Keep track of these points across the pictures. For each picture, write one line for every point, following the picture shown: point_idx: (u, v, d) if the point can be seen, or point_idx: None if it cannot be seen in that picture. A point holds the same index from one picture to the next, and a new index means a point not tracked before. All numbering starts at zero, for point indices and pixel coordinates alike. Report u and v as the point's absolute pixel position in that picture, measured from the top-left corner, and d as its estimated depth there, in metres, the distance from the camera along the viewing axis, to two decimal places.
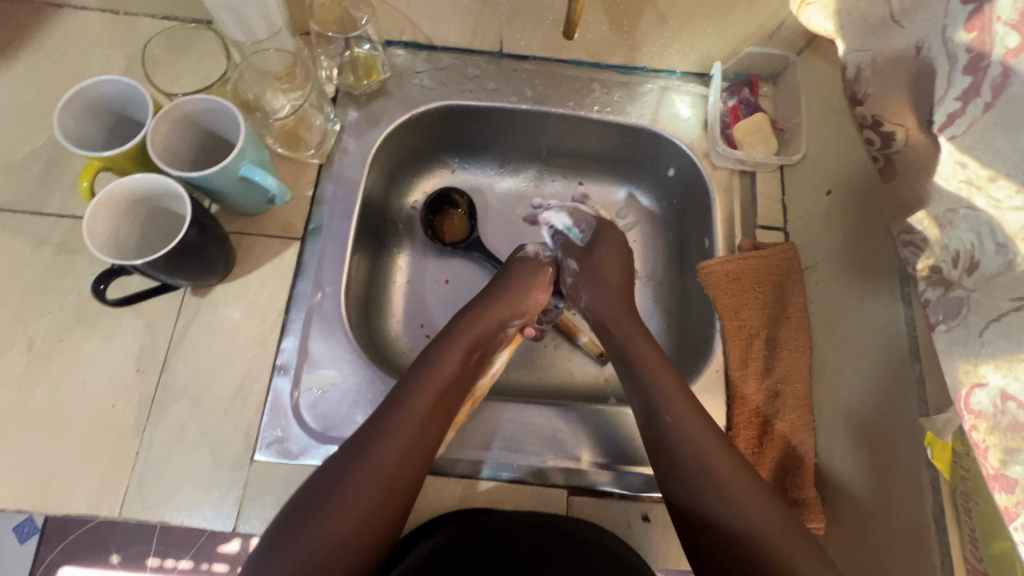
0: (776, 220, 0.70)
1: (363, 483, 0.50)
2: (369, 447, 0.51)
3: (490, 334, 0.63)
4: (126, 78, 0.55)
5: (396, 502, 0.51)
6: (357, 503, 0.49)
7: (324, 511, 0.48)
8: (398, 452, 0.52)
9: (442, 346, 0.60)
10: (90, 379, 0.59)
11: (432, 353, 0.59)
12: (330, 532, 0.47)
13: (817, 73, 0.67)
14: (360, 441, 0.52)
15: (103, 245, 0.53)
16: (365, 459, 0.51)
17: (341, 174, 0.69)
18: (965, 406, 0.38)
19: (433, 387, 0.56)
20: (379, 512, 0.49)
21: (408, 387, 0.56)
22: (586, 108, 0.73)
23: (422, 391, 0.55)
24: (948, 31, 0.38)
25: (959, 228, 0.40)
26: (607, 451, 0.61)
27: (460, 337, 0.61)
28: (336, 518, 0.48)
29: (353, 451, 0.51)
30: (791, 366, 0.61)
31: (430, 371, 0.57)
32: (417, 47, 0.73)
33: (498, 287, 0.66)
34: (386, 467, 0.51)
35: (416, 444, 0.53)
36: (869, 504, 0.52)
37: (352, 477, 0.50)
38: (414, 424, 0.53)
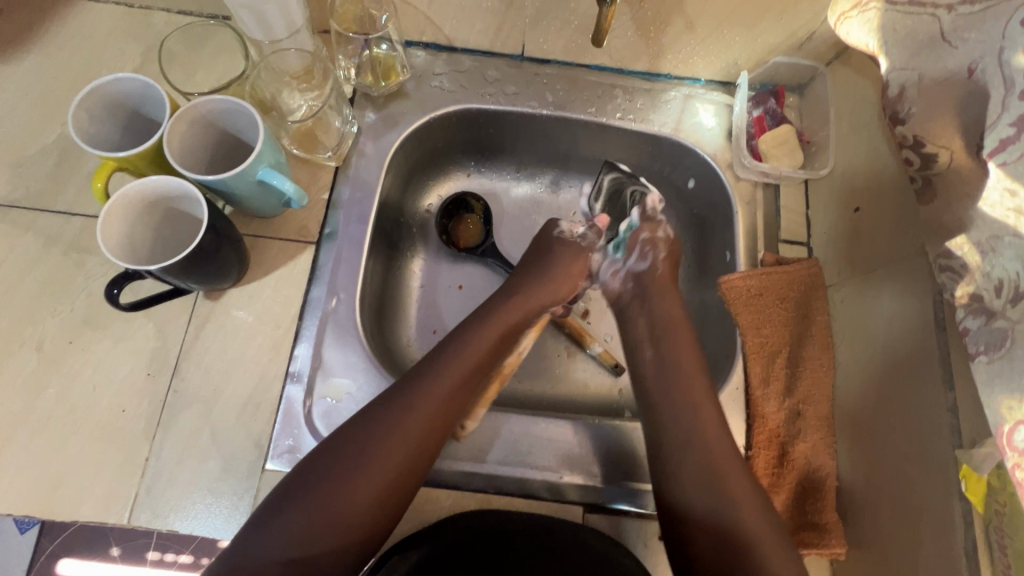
0: (800, 234, 0.69)
1: (392, 448, 0.51)
2: (401, 411, 0.53)
3: (526, 318, 0.64)
4: (144, 77, 0.53)
5: (421, 469, 0.52)
6: (376, 475, 0.50)
7: (347, 472, 0.50)
8: (428, 423, 0.53)
9: (476, 327, 0.60)
10: (100, 382, 0.58)
11: (469, 331, 0.60)
12: (348, 495, 0.49)
13: (848, 86, 0.66)
14: (391, 404, 0.53)
15: (116, 249, 0.52)
16: (396, 425, 0.52)
17: (358, 178, 0.67)
18: (1007, 442, 0.37)
19: (468, 364, 0.57)
20: (402, 476, 0.51)
21: (444, 359, 0.57)
22: (608, 115, 0.72)
23: (452, 370, 0.56)
24: (1005, 53, 0.37)
25: (1004, 256, 0.39)
26: (623, 468, 0.60)
27: (495, 320, 0.62)
28: (359, 478, 0.50)
29: (382, 413, 0.53)
30: (814, 386, 0.60)
31: (465, 349, 0.58)
32: (437, 48, 0.72)
33: (537, 269, 0.67)
34: (416, 435, 0.52)
35: (442, 416, 0.54)
36: (894, 532, 0.50)
37: (373, 450, 0.51)
38: (447, 397, 0.55)
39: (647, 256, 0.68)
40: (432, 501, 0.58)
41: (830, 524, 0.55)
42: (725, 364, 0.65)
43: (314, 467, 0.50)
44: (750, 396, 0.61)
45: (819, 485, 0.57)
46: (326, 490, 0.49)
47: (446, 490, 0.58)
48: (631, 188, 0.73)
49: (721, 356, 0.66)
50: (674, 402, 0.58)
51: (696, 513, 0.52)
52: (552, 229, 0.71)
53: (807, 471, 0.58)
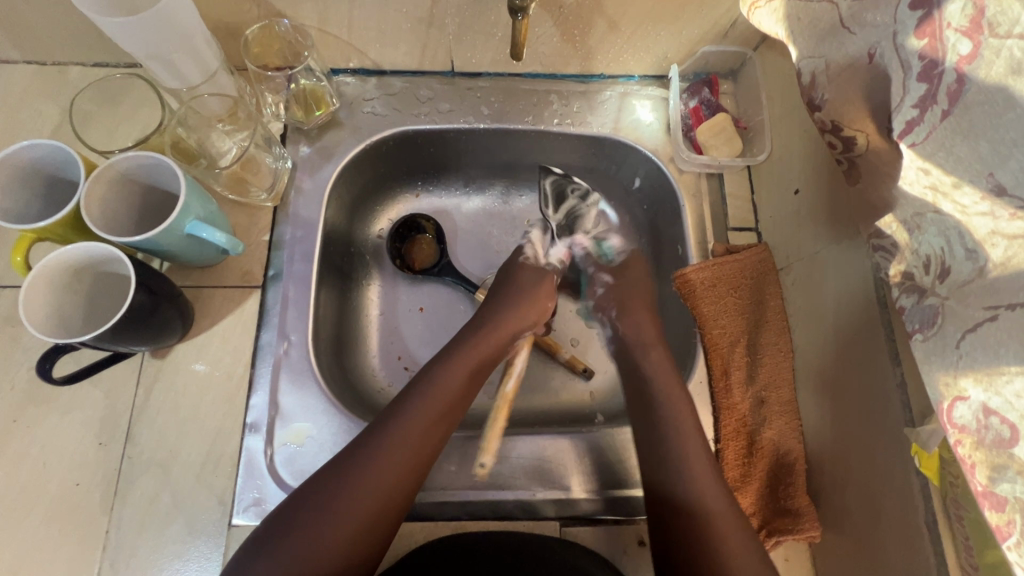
0: (748, 220, 0.69)
1: (363, 495, 0.49)
2: (372, 456, 0.51)
3: (500, 346, 0.63)
4: (56, 141, 0.51)
5: (399, 508, 0.51)
6: (349, 519, 0.48)
7: (321, 518, 0.47)
8: (402, 465, 0.51)
9: (448, 362, 0.59)
10: (50, 458, 0.56)
11: (441, 366, 0.58)
12: (320, 540, 0.46)
13: (775, 68, 0.66)
14: (367, 445, 0.51)
15: (43, 324, 0.50)
16: (368, 467, 0.50)
17: (298, 215, 0.66)
18: (948, 419, 0.37)
19: (444, 397, 0.56)
20: (381, 518, 0.49)
21: (417, 394, 0.55)
22: (545, 122, 0.72)
23: (426, 406, 0.54)
24: (899, 37, 0.38)
25: (928, 233, 0.39)
26: (610, 474, 0.60)
27: (469, 352, 0.60)
28: (333, 524, 0.47)
29: (356, 456, 0.51)
30: (775, 371, 0.60)
31: (439, 383, 0.57)
32: (366, 73, 0.71)
33: (508, 292, 0.67)
34: (390, 476, 0.50)
35: (418, 455, 0.52)
36: (861, 510, 0.51)
37: (345, 493, 0.49)
38: (424, 431, 0.53)
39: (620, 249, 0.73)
40: (408, 533, 0.57)
41: (802, 509, 0.55)
42: (687, 360, 0.65)
43: (283, 521, 0.48)
44: (713, 389, 0.61)
45: (789, 471, 0.57)
46: (296, 544, 0.46)
47: (420, 523, 0.57)
48: (574, 188, 0.73)
49: (682, 350, 0.67)
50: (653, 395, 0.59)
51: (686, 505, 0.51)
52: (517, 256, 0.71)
53: (775, 458, 0.58)
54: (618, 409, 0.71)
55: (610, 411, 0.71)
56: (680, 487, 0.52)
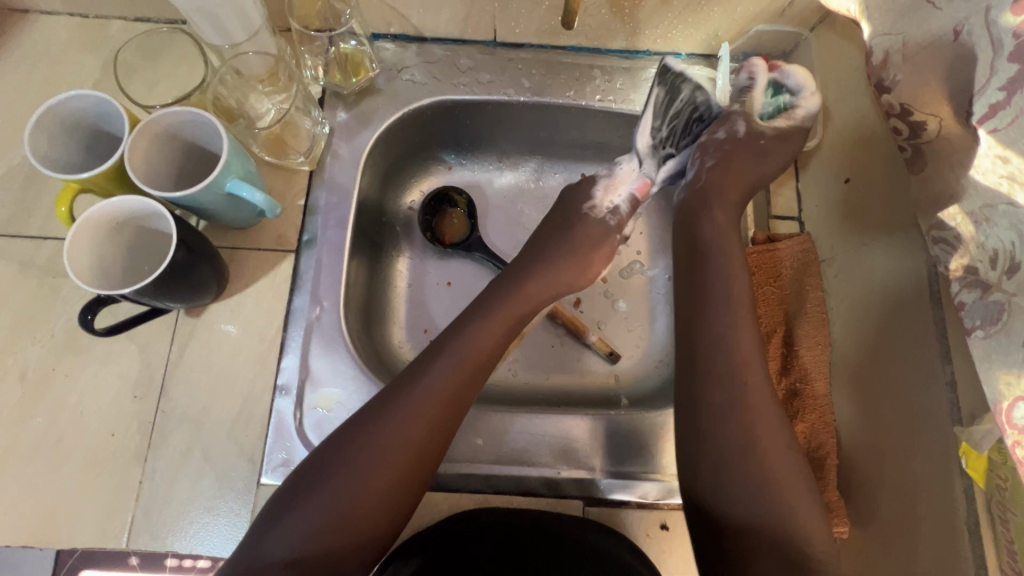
0: (791, 208, 0.67)
1: (396, 448, 0.49)
2: (407, 407, 0.51)
3: (538, 304, 0.61)
4: (99, 92, 0.51)
5: (430, 467, 0.51)
6: (385, 470, 0.49)
7: (356, 471, 0.48)
8: (434, 419, 0.51)
9: (481, 317, 0.58)
10: (87, 407, 0.57)
11: (473, 321, 0.57)
12: (358, 491, 0.47)
13: (833, 50, 0.63)
14: (403, 398, 0.51)
15: (85, 275, 0.50)
16: (399, 421, 0.50)
17: (333, 181, 0.66)
18: (1006, 419, 0.36)
19: (477, 352, 0.55)
20: (414, 470, 0.50)
21: (448, 352, 0.55)
22: (587, 97, 0.70)
23: (459, 362, 0.54)
24: (992, 13, 0.35)
25: (998, 226, 0.37)
26: (616, 456, 0.60)
27: (503, 308, 0.59)
28: (370, 479, 0.48)
29: (387, 410, 0.51)
30: (811, 365, 0.59)
31: (470, 343, 0.56)
32: (406, 39, 0.70)
33: (552, 250, 0.64)
34: (422, 433, 0.50)
35: (450, 410, 0.52)
36: (897, 507, 0.50)
37: (379, 445, 0.49)
38: (454, 390, 0.53)
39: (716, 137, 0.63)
40: (430, 503, 0.58)
41: (832, 504, 0.54)
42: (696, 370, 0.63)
43: (312, 477, 0.48)
44: None
45: (820, 465, 0.56)
46: (333, 496, 0.47)
47: (443, 494, 0.58)
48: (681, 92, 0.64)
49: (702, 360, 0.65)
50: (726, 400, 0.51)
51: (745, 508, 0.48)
52: (584, 203, 0.66)
53: (806, 450, 0.57)
54: (644, 394, 0.70)
55: (635, 395, 0.70)
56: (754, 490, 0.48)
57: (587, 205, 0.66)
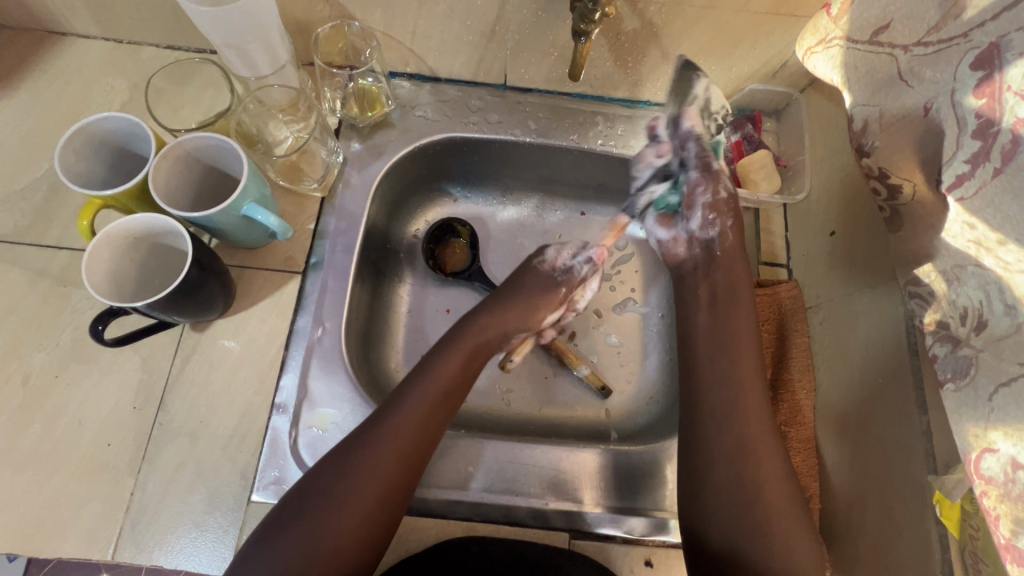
0: (780, 256, 0.70)
1: (366, 485, 0.51)
2: (373, 445, 0.53)
3: (496, 341, 0.64)
4: (128, 115, 0.54)
5: (400, 498, 0.52)
6: (358, 504, 0.50)
7: (325, 510, 0.50)
8: (398, 456, 0.53)
9: (443, 355, 0.60)
10: (85, 416, 0.58)
11: (437, 359, 0.60)
12: (330, 531, 0.49)
13: (821, 110, 0.68)
14: (368, 438, 0.53)
15: (99, 285, 0.52)
16: (367, 460, 0.52)
17: (343, 208, 0.68)
18: (975, 470, 0.38)
19: (440, 390, 0.57)
20: (385, 504, 0.51)
21: (412, 389, 0.57)
22: (589, 142, 0.73)
23: (421, 398, 0.56)
24: (957, 94, 0.39)
25: (967, 285, 0.40)
26: (621, 491, 0.61)
27: (464, 346, 0.61)
28: (331, 522, 0.49)
29: (353, 452, 0.52)
30: (796, 409, 0.60)
31: (434, 380, 0.58)
32: (422, 79, 0.74)
33: (510, 294, 0.67)
34: (388, 473, 0.52)
35: (415, 446, 0.54)
36: (876, 552, 0.51)
37: (347, 482, 0.51)
38: (418, 426, 0.54)
39: (713, 224, 0.64)
40: (419, 530, 0.58)
41: None
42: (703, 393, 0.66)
43: (286, 515, 0.50)
44: None
45: (804, 508, 0.57)
46: (306, 533, 0.48)
47: (431, 520, 0.58)
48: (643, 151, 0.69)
49: None
50: (721, 466, 0.54)
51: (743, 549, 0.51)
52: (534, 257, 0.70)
53: None
54: (633, 429, 0.72)
55: (624, 430, 0.71)
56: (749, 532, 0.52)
57: (538, 260, 0.70)
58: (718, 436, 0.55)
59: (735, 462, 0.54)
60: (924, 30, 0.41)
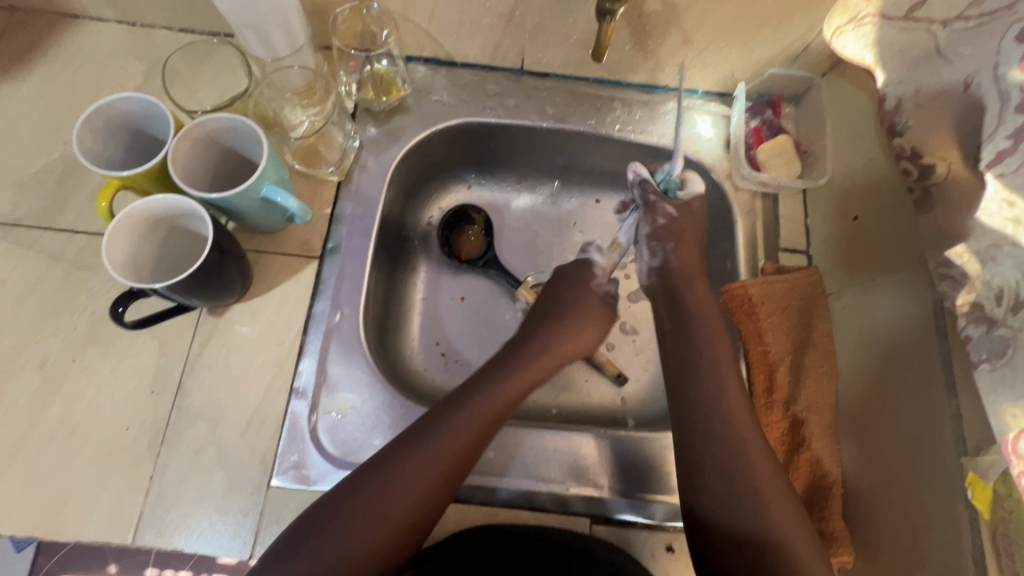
0: (800, 243, 0.69)
1: (401, 498, 0.50)
2: (420, 462, 0.51)
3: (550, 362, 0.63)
4: (146, 95, 0.53)
5: (433, 513, 0.51)
6: (391, 517, 0.49)
7: (357, 520, 0.49)
8: (444, 474, 0.52)
9: (495, 376, 0.59)
10: (104, 400, 0.58)
11: (490, 378, 0.59)
12: (360, 538, 0.48)
13: (844, 94, 0.67)
14: (412, 453, 0.52)
15: (120, 266, 0.51)
16: (402, 473, 0.51)
17: (360, 193, 0.68)
18: (1012, 450, 0.37)
19: (490, 412, 0.56)
20: (417, 518, 0.50)
21: (467, 406, 0.56)
22: (607, 127, 0.73)
23: (470, 417, 0.55)
24: (999, 68, 0.38)
25: (1003, 265, 0.39)
26: (626, 477, 0.60)
27: (514, 368, 0.61)
28: (361, 529, 0.48)
29: (394, 465, 0.51)
30: (817, 394, 0.60)
31: (484, 398, 0.57)
32: (438, 63, 0.73)
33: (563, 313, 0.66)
34: (424, 488, 0.51)
35: (460, 466, 0.53)
36: (903, 536, 0.50)
37: (385, 494, 0.50)
38: (466, 447, 0.53)
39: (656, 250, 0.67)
40: (440, 515, 0.58)
41: (836, 534, 0.55)
42: None
43: (321, 516, 0.49)
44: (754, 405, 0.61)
45: (825, 494, 0.57)
46: (340, 538, 0.48)
47: (451, 505, 0.58)
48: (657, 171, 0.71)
49: None
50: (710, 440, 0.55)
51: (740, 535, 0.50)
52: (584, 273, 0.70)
53: (812, 480, 0.58)
54: (650, 416, 0.71)
55: (641, 417, 0.71)
56: (738, 519, 0.51)
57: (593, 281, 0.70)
58: (709, 419, 0.56)
59: (725, 444, 0.54)
60: (964, 4, 0.40)
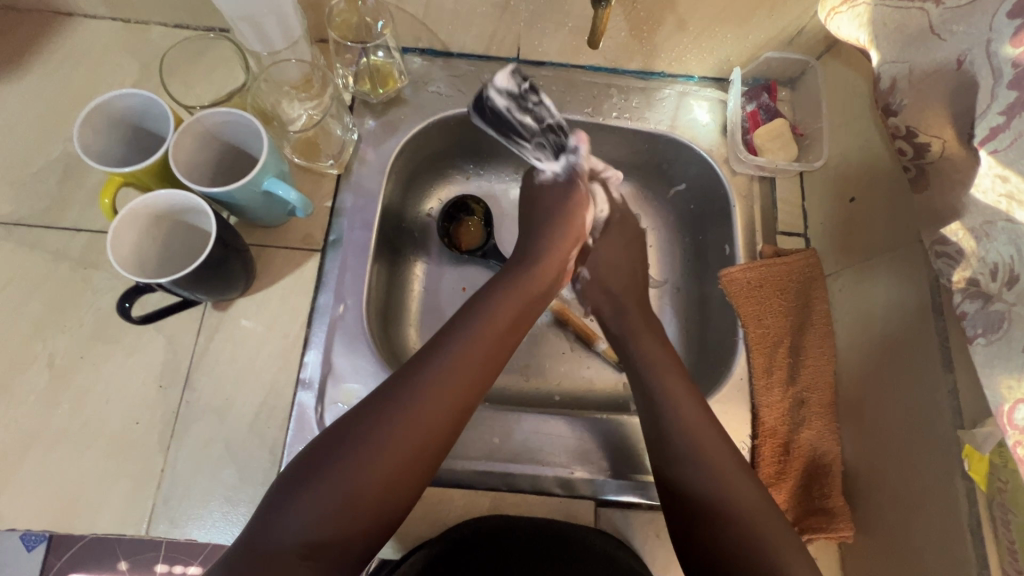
0: (797, 226, 0.70)
1: (404, 432, 0.48)
2: (416, 393, 0.50)
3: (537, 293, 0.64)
4: (145, 92, 0.53)
5: (441, 448, 0.50)
6: (397, 451, 0.47)
7: (360, 459, 0.46)
8: (447, 404, 0.51)
9: (483, 308, 0.58)
10: (113, 395, 0.58)
11: (481, 312, 0.58)
12: (364, 476, 0.46)
13: (839, 77, 0.67)
14: (408, 387, 0.51)
15: (126, 262, 0.52)
16: (402, 406, 0.49)
17: (360, 185, 0.68)
18: (1007, 421, 0.38)
19: (483, 345, 0.55)
20: (423, 451, 0.49)
21: (458, 337, 0.55)
22: (603, 114, 0.73)
23: (466, 348, 0.54)
24: (993, 45, 0.39)
25: (996, 240, 0.40)
26: (621, 461, 0.61)
27: (504, 300, 0.60)
28: (365, 466, 0.46)
29: (393, 399, 0.50)
30: (816, 374, 0.61)
31: (477, 331, 0.56)
32: (434, 54, 0.73)
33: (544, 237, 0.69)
34: (428, 420, 0.49)
35: (461, 397, 0.52)
36: (903, 509, 0.51)
37: (385, 429, 0.48)
38: (464, 375, 0.53)
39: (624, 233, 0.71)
40: (447, 500, 0.58)
41: (836, 510, 0.56)
42: (727, 356, 0.66)
43: (318, 456, 0.47)
44: (753, 387, 0.62)
45: (825, 471, 0.58)
46: (342, 476, 0.45)
47: (459, 491, 0.59)
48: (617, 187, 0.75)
49: (723, 346, 0.67)
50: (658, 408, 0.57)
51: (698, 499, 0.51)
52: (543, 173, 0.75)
53: (812, 458, 0.59)
54: None
55: None
56: (695, 482, 0.52)
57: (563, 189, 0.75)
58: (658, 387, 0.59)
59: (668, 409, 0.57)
60: None
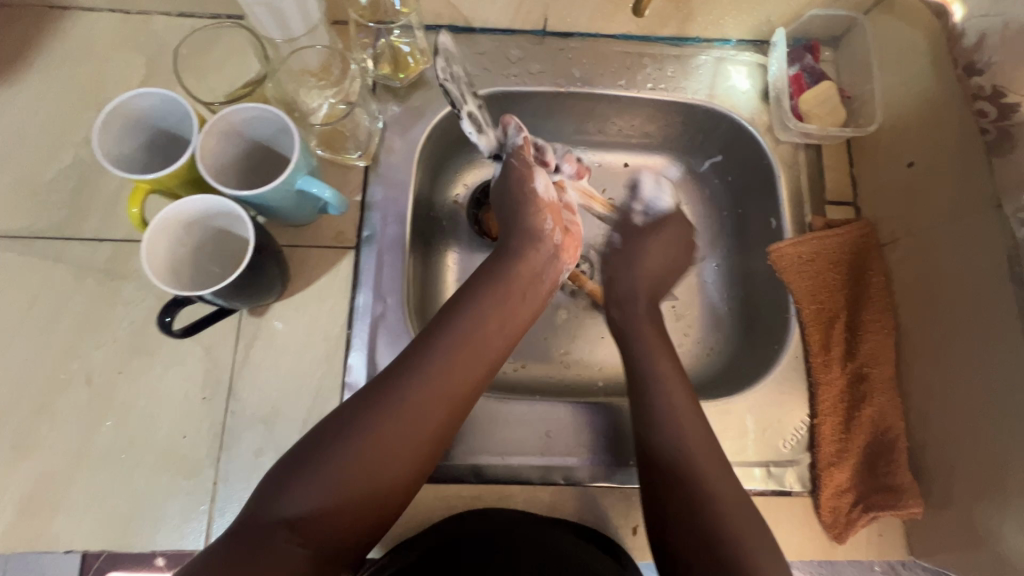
0: (846, 194, 0.67)
1: (408, 420, 0.46)
2: (417, 381, 0.48)
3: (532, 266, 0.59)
4: (165, 91, 0.50)
5: (441, 441, 0.48)
6: (400, 440, 0.45)
7: (365, 445, 0.44)
8: (449, 394, 0.48)
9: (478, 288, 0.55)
10: (156, 410, 0.57)
11: (473, 293, 0.55)
12: (367, 461, 0.44)
13: (891, 33, 0.63)
14: (412, 371, 0.48)
15: (163, 274, 0.49)
16: (404, 392, 0.47)
17: (389, 176, 0.65)
18: None
19: (481, 326, 0.53)
20: (425, 444, 0.47)
21: (454, 322, 0.52)
22: (638, 86, 0.69)
23: (461, 330, 0.51)
24: None
25: None
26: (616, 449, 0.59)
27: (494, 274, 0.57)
28: (369, 453, 0.44)
29: (392, 386, 0.47)
30: (877, 349, 0.59)
31: (475, 311, 0.53)
32: (456, 31, 0.69)
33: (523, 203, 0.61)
34: (431, 410, 0.47)
35: (460, 386, 0.49)
36: (982, 484, 0.50)
37: (388, 415, 0.46)
38: (463, 362, 0.50)
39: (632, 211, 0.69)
40: (508, 497, 0.57)
41: (904, 486, 0.55)
42: (781, 333, 0.64)
43: (317, 441, 0.44)
44: (811, 365, 0.60)
45: (890, 447, 0.57)
46: (342, 461, 0.43)
47: (519, 487, 0.58)
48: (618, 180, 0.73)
49: (774, 324, 0.65)
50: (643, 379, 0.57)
51: (668, 461, 0.50)
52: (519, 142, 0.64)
53: (876, 434, 0.58)
54: None
55: None
56: (673, 448, 0.51)
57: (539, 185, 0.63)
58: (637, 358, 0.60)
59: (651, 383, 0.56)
60: None
